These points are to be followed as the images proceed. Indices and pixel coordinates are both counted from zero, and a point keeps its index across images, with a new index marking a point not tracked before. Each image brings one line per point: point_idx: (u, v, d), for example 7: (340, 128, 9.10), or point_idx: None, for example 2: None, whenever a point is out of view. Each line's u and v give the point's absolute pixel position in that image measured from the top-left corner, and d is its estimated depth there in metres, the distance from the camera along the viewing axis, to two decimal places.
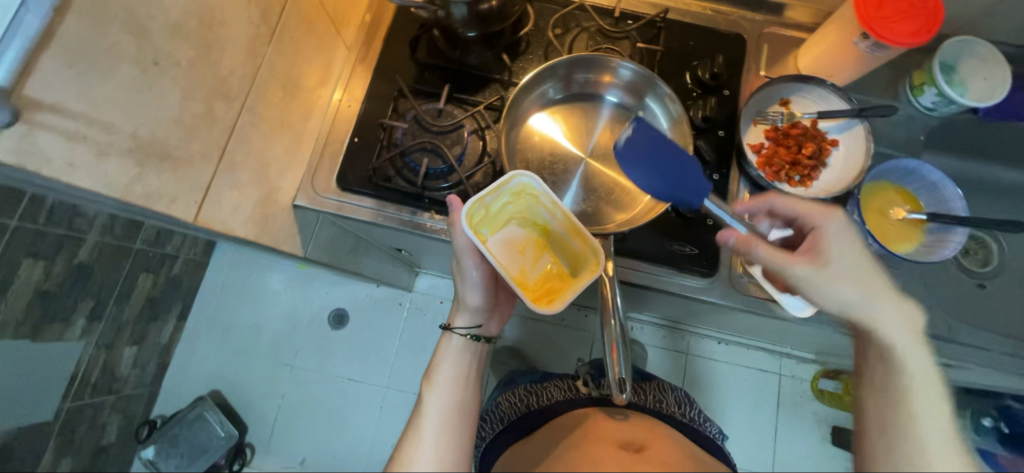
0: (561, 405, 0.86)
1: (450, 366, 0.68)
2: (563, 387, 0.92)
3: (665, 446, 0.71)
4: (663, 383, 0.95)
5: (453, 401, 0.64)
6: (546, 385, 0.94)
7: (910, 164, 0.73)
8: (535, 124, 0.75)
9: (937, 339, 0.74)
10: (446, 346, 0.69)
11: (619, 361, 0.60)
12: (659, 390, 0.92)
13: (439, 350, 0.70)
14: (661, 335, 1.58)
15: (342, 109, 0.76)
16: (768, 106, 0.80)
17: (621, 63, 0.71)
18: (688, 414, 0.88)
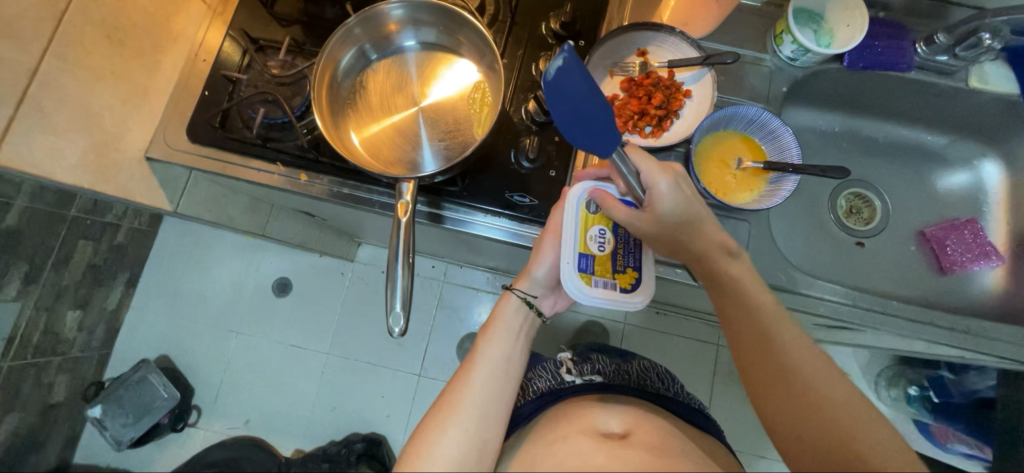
0: (551, 393, 0.81)
1: (510, 327, 0.74)
2: (547, 374, 0.86)
3: (649, 431, 0.68)
4: (644, 362, 0.90)
5: (501, 358, 0.71)
6: (528, 374, 0.89)
7: (752, 112, 0.73)
8: (359, 88, 0.71)
9: (778, 291, 0.74)
10: (513, 308, 0.74)
11: (403, 300, 0.58)
12: (642, 371, 0.87)
13: (503, 308, 0.75)
14: None
15: (197, 64, 0.77)
16: (626, 57, 0.80)
17: (388, 7, 0.67)
18: (672, 389, 0.85)
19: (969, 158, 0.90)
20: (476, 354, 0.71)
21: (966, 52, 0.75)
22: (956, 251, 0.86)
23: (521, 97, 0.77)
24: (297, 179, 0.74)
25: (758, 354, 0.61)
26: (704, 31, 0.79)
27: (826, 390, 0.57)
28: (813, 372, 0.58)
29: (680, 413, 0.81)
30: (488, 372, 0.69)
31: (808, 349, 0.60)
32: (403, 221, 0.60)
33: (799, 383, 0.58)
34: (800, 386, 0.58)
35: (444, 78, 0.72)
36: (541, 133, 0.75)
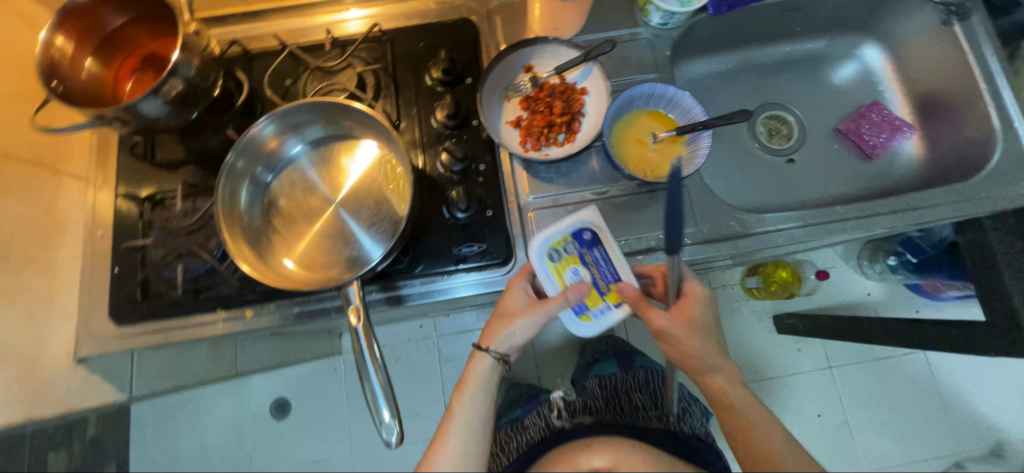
0: (549, 437, 0.91)
1: (481, 389, 0.72)
2: (540, 421, 0.96)
3: (633, 460, 0.72)
4: (638, 378, 1.04)
5: (474, 419, 0.70)
6: (524, 425, 0.98)
7: (647, 88, 0.75)
8: (270, 213, 0.68)
9: (735, 239, 0.75)
10: (481, 368, 0.72)
11: (388, 405, 0.55)
12: (636, 390, 1.00)
13: (474, 369, 0.73)
14: None
15: (96, 243, 0.72)
16: (515, 76, 0.80)
17: (257, 128, 0.64)
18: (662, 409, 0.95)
19: (852, 49, 0.96)
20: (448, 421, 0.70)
21: None
22: (873, 134, 0.92)
23: (432, 153, 0.76)
24: (244, 317, 0.71)
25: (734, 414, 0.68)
26: (576, 27, 0.81)
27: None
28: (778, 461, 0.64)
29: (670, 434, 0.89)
30: (463, 441, 0.69)
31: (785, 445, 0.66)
32: (359, 325, 0.57)
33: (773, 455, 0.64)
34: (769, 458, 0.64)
35: (351, 167, 0.70)
36: (465, 179, 0.75)
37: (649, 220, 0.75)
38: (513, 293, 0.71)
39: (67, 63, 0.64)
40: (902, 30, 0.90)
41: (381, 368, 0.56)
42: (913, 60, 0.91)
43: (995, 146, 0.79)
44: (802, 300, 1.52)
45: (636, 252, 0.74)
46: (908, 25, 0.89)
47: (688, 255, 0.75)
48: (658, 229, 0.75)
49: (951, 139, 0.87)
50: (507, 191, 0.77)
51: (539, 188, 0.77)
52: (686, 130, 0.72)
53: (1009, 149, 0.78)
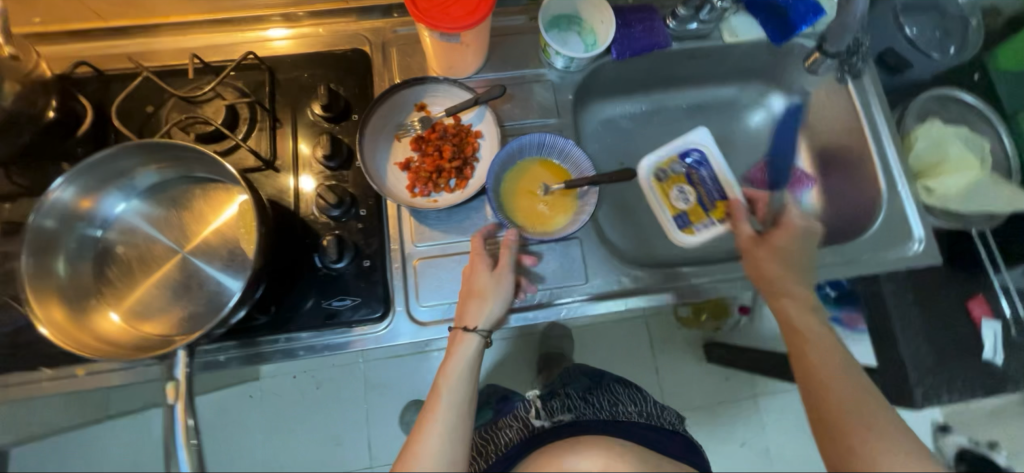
0: (524, 443, 0.75)
1: (460, 375, 0.65)
2: (518, 423, 0.80)
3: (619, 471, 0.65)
4: (611, 383, 0.89)
5: (458, 402, 0.64)
6: (500, 425, 0.83)
7: (535, 138, 0.73)
8: (102, 275, 0.60)
9: (624, 296, 0.73)
10: (464, 352, 0.65)
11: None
12: (616, 390, 0.85)
13: (449, 360, 0.66)
14: None
15: None
16: (407, 114, 0.75)
17: (55, 189, 0.55)
18: (645, 410, 0.82)
19: (760, 97, 0.96)
20: (429, 421, 0.62)
21: (708, 16, 0.80)
22: (775, 185, 0.92)
23: (309, 194, 0.70)
24: (73, 376, 0.62)
25: (813, 396, 0.62)
26: (474, 66, 0.77)
27: (880, 445, 0.56)
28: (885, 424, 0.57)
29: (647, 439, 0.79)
30: (440, 444, 0.60)
31: (854, 391, 0.60)
32: (178, 404, 0.52)
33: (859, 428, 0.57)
34: (841, 427, 0.58)
35: (205, 210, 0.63)
36: (341, 224, 0.69)
37: (539, 274, 0.72)
38: (472, 274, 0.67)
39: None
40: (802, 84, 0.91)
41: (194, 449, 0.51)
42: (812, 114, 0.92)
43: (879, 207, 0.81)
44: None
45: (524, 308, 0.71)
46: (808, 80, 0.90)
47: (576, 311, 0.73)
48: (547, 283, 0.72)
49: (843, 194, 0.88)
50: (391, 238, 0.72)
51: (426, 235, 0.72)
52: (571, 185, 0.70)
53: (891, 210, 0.80)
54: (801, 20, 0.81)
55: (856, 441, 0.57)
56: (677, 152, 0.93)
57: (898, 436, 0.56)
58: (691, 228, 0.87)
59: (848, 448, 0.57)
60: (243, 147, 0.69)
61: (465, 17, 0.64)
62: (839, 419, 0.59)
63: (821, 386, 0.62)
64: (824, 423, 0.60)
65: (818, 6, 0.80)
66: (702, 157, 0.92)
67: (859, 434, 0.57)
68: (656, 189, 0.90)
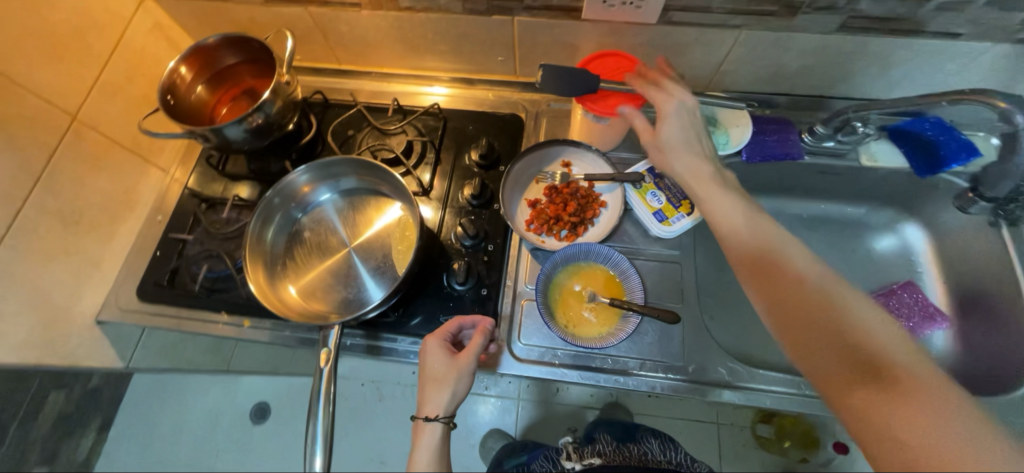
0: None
1: (426, 467, 0.62)
2: (551, 464, 0.90)
3: None
4: (644, 437, 0.95)
5: None
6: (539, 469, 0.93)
7: (604, 250, 0.76)
8: (290, 246, 0.76)
9: (721, 387, 0.72)
10: (429, 440, 0.63)
11: (323, 454, 0.57)
12: (645, 449, 0.90)
13: (415, 451, 0.63)
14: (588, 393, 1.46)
15: (154, 225, 0.85)
16: (548, 166, 0.87)
17: (293, 174, 0.74)
18: (674, 459, 0.87)
19: (890, 222, 0.95)
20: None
21: (848, 137, 0.82)
22: (904, 315, 0.86)
23: (451, 222, 0.82)
24: (241, 325, 0.77)
25: (778, 285, 0.51)
26: (612, 143, 0.87)
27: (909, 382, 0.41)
28: (880, 331, 0.45)
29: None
30: None
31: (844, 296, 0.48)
32: (325, 368, 0.61)
33: (819, 305, 0.48)
34: (827, 323, 0.47)
35: (376, 218, 0.78)
36: (472, 254, 0.79)
37: (638, 342, 0.75)
38: (429, 357, 0.66)
39: (183, 85, 0.79)
40: (945, 220, 0.88)
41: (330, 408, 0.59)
42: (953, 252, 0.87)
43: None
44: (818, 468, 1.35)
45: (617, 371, 0.73)
46: (952, 217, 0.86)
47: (670, 390, 0.72)
48: (642, 352, 0.74)
49: (988, 344, 0.80)
50: (508, 274, 0.80)
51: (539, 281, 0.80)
52: (622, 307, 0.71)
53: None
54: (951, 159, 0.78)
55: (845, 330, 0.45)
56: (644, 168, 0.83)
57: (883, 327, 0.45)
58: (666, 221, 0.79)
59: (819, 323, 0.47)
60: (411, 174, 0.84)
61: (618, 106, 0.75)
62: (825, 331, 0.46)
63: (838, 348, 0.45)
64: (785, 310, 0.50)
65: (972, 146, 0.77)
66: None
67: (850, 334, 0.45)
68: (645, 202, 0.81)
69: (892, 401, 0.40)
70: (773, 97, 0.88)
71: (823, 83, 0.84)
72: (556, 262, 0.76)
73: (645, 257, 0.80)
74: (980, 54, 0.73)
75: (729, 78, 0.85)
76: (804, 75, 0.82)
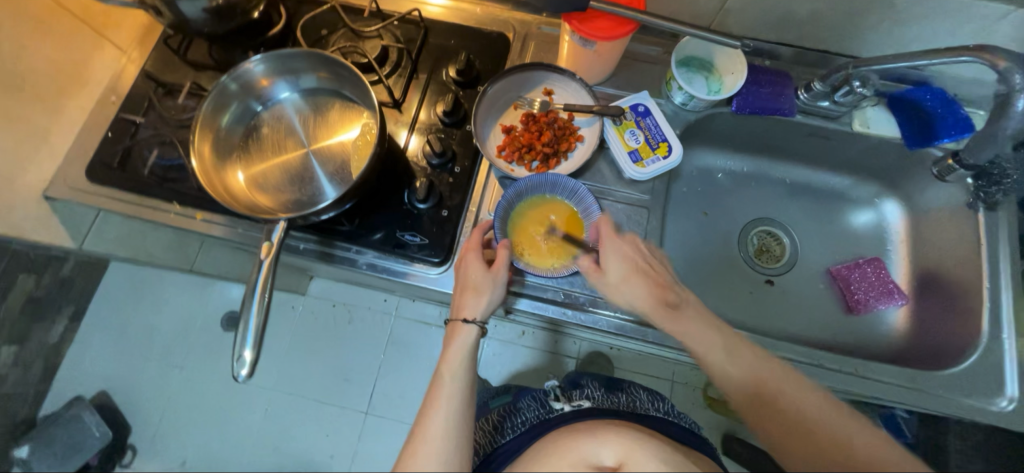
0: (546, 423, 0.76)
1: (457, 367, 0.65)
2: (536, 404, 0.81)
3: (643, 454, 0.61)
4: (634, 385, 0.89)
5: (465, 386, 0.64)
6: (521, 403, 0.85)
7: (570, 184, 0.74)
8: (245, 141, 0.72)
9: (666, 332, 0.73)
10: (464, 341, 0.66)
11: (253, 346, 0.57)
12: (631, 392, 0.86)
13: (450, 346, 0.67)
14: (553, 339, 1.50)
15: (105, 105, 0.80)
16: (529, 92, 0.82)
17: (251, 63, 0.68)
18: (662, 408, 0.82)
19: (871, 198, 0.92)
20: (434, 408, 0.62)
21: (844, 98, 0.77)
22: (861, 289, 0.86)
23: (419, 138, 0.79)
24: (192, 218, 0.75)
25: (709, 346, 0.62)
26: (600, 75, 0.82)
27: (814, 410, 0.57)
28: (784, 373, 0.60)
29: (667, 430, 0.77)
30: (445, 431, 0.60)
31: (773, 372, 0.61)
32: (265, 261, 0.60)
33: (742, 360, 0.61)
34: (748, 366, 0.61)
35: (337, 124, 0.74)
36: (437, 173, 0.77)
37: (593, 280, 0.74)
38: (468, 266, 0.68)
39: None
40: (924, 198, 0.86)
41: (266, 301, 0.58)
42: (926, 231, 0.86)
43: (973, 349, 0.74)
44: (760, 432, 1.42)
45: (566, 305, 0.73)
46: (932, 196, 0.85)
47: (616, 328, 0.73)
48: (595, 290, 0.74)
49: (936, 323, 0.81)
50: (472, 200, 0.78)
51: None
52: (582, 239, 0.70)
53: (985, 358, 0.72)
54: (946, 131, 0.77)
55: (774, 398, 0.59)
56: (628, 105, 0.79)
57: (794, 380, 0.60)
58: (640, 163, 0.76)
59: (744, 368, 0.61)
60: (382, 84, 0.79)
61: (607, 29, 0.69)
62: (754, 391, 0.60)
63: (762, 382, 0.60)
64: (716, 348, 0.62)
65: (969, 124, 0.76)
66: (649, 107, 0.79)
67: (780, 394, 0.59)
68: (621, 136, 0.78)
69: (798, 399, 0.58)
70: (776, 47, 0.83)
71: (829, 37, 0.79)
72: (521, 188, 0.73)
73: (614, 198, 0.78)
74: (997, 19, 0.69)
75: (732, 19, 0.79)
76: (811, 24, 0.77)
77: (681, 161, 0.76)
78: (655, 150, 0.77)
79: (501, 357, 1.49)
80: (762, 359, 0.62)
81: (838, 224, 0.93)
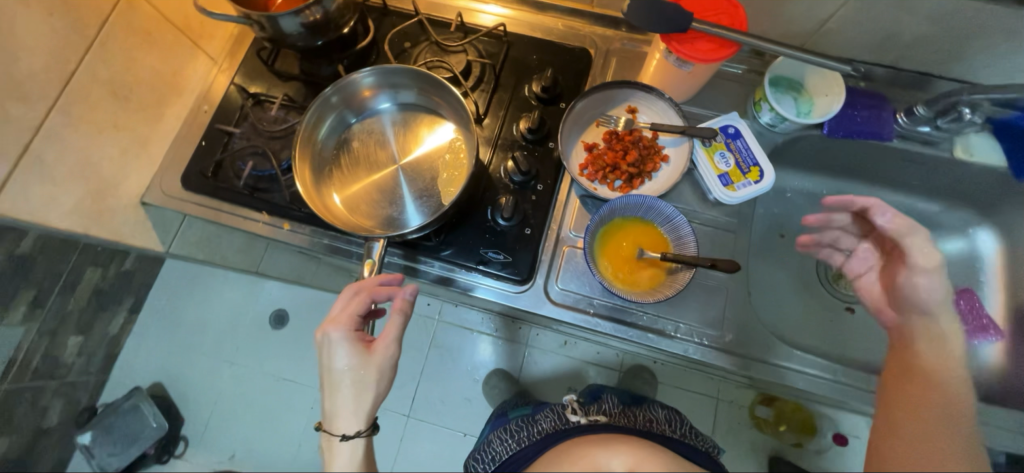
0: (556, 435, 0.74)
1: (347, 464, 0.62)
2: (554, 415, 0.79)
3: (656, 464, 0.60)
4: (652, 403, 0.87)
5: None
6: (539, 415, 0.83)
7: (667, 209, 0.72)
8: (340, 151, 0.74)
9: (754, 361, 0.71)
10: (347, 445, 0.61)
11: (355, 358, 0.59)
12: (648, 410, 0.84)
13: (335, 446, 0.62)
14: (594, 350, 1.47)
15: (199, 114, 0.82)
16: (613, 110, 0.81)
17: (359, 75, 0.70)
18: (680, 432, 0.79)
19: (963, 226, 0.88)
20: None
21: (948, 124, 0.75)
22: None
23: (502, 154, 0.79)
24: (281, 228, 0.76)
25: (894, 396, 0.58)
26: (686, 94, 0.81)
27: None
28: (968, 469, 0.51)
29: (688, 452, 0.74)
30: None
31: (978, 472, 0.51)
32: (366, 278, 0.63)
33: (919, 427, 0.54)
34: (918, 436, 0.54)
35: (425, 136, 0.74)
36: (517, 192, 0.76)
37: (679, 305, 0.73)
38: (335, 356, 0.59)
39: None
40: None
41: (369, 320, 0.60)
42: None
43: None
44: (809, 455, 1.37)
45: (648, 329, 0.72)
46: None
47: (701, 355, 0.71)
48: (681, 315, 0.73)
49: None
50: (553, 218, 0.77)
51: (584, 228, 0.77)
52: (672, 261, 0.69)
53: None
54: None
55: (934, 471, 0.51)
56: (717, 126, 0.78)
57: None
58: (730, 186, 0.74)
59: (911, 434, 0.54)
60: (467, 99, 0.80)
61: (710, 52, 0.67)
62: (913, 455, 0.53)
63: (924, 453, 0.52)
64: (895, 406, 0.58)
65: None
66: (740, 128, 0.77)
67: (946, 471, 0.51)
68: (709, 158, 0.76)
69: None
70: (873, 68, 0.79)
71: (934, 59, 0.75)
72: (615, 207, 0.72)
73: (698, 220, 0.77)
74: None
75: (832, 38, 0.76)
76: (918, 47, 0.73)
77: (771, 187, 0.74)
78: (745, 173, 0.75)
79: (544, 365, 1.47)
80: (944, 438, 0.53)
81: None
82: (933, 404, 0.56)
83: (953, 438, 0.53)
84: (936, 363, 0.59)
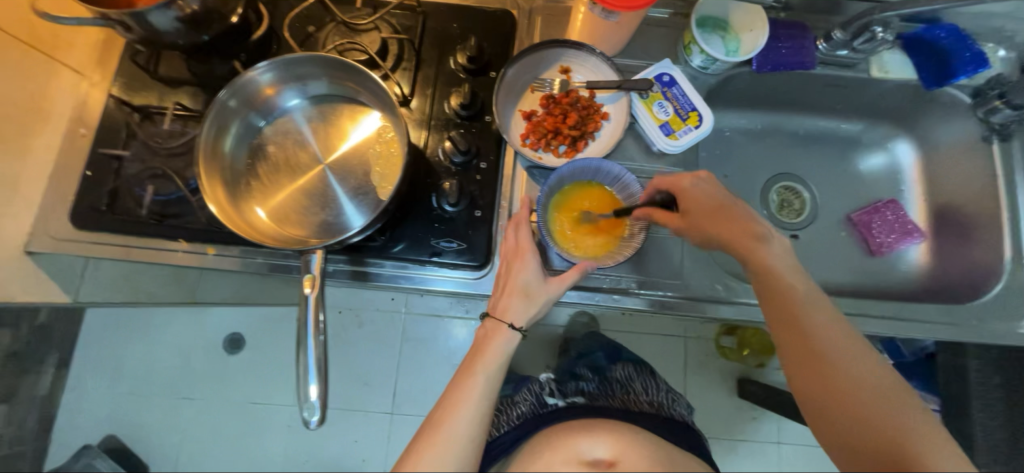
0: (537, 418, 0.76)
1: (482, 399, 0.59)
2: (532, 398, 0.81)
3: (637, 450, 0.62)
4: (628, 373, 0.89)
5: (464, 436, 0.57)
6: (516, 398, 0.84)
7: (614, 169, 0.70)
8: (253, 160, 0.66)
9: (717, 303, 0.73)
10: (485, 366, 0.60)
11: (318, 384, 0.55)
12: (625, 384, 0.86)
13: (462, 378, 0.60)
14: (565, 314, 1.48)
15: (77, 140, 0.70)
16: (546, 73, 0.77)
17: (256, 71, 0.62)
18: (656, 400, 0.81)
19: (883, 140, 0.93)
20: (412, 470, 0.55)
21: (863, 45, 0.77)
22: (883, 232, 0.89)
23: (436, 136, 0.73)
24: (205, 254, 0.68)
25: (804, 359, 0.58)
26: (616, 47, 0.78)
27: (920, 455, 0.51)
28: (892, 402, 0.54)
29: (659, 419, 0.77)
30: None
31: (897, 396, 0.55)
32: (310, 295, 0.56)
33: (846, 387, 0.56)
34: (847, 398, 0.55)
35: (348, 128, 0.68)
36: (460, 174, 0.72)
37: (639, 261, 0.73)
38: (527, 270, 0.63)
39: None
40: (939, 135, 0.88)
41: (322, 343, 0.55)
42: (940, 168, 0.89)
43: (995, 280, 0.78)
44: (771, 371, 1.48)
45: (613, 290, 0.72)
46: (946, 133, 0.87)
47: (667, 307, 0.73)
48: (642, 271, 0.73)
49: (959, 257, 0.85)
50: (502, 195, 0.74)
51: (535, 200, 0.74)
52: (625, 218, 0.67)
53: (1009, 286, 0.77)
54: (962, 68, 0.77)
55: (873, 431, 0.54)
56: (651, 76, 0.76)
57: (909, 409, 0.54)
58: (672, 135, 0.74)
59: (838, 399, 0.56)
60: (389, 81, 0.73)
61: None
62: (851, 419, 0.55)
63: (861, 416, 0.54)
64: (809, 376, 0.58)
65: (984, 58, 0.77)
66: (674, 75, 0.76)
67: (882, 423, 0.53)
68: (648, 110, 0.75)
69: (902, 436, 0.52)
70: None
71: None
72: (562, 173, 0.70)
73: (646, 174, 0.76)
74: None
75: None
76: None
77: (711, 131, 0.74)
78: (684, 119, 0.74)
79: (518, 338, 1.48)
80: (868, 382, 0.55)
81: (852, 169, 0.94)
82: (846, 342, 0.57)
83: (871, 372, 0.56)
84: (809, 306, 0.58)
